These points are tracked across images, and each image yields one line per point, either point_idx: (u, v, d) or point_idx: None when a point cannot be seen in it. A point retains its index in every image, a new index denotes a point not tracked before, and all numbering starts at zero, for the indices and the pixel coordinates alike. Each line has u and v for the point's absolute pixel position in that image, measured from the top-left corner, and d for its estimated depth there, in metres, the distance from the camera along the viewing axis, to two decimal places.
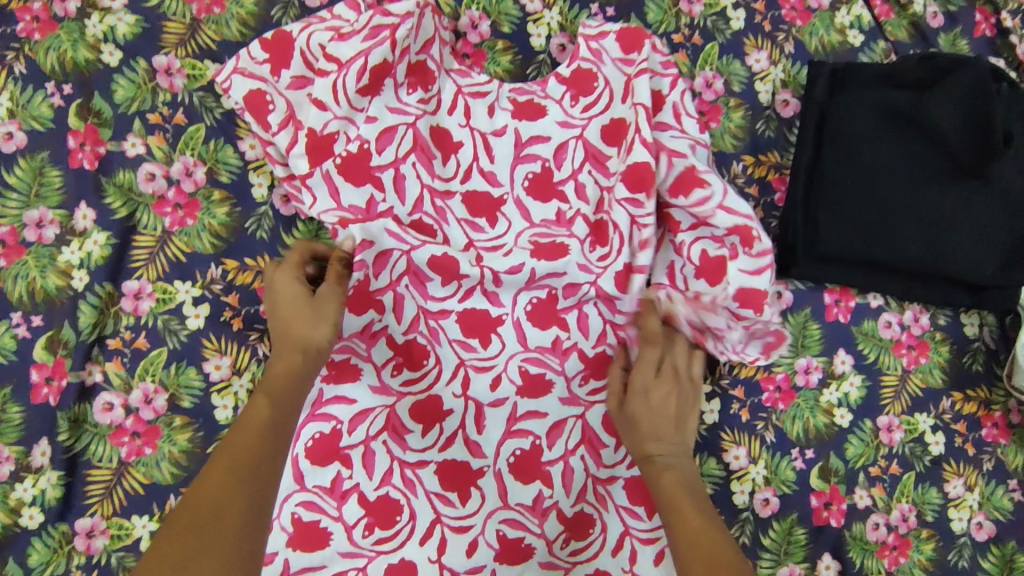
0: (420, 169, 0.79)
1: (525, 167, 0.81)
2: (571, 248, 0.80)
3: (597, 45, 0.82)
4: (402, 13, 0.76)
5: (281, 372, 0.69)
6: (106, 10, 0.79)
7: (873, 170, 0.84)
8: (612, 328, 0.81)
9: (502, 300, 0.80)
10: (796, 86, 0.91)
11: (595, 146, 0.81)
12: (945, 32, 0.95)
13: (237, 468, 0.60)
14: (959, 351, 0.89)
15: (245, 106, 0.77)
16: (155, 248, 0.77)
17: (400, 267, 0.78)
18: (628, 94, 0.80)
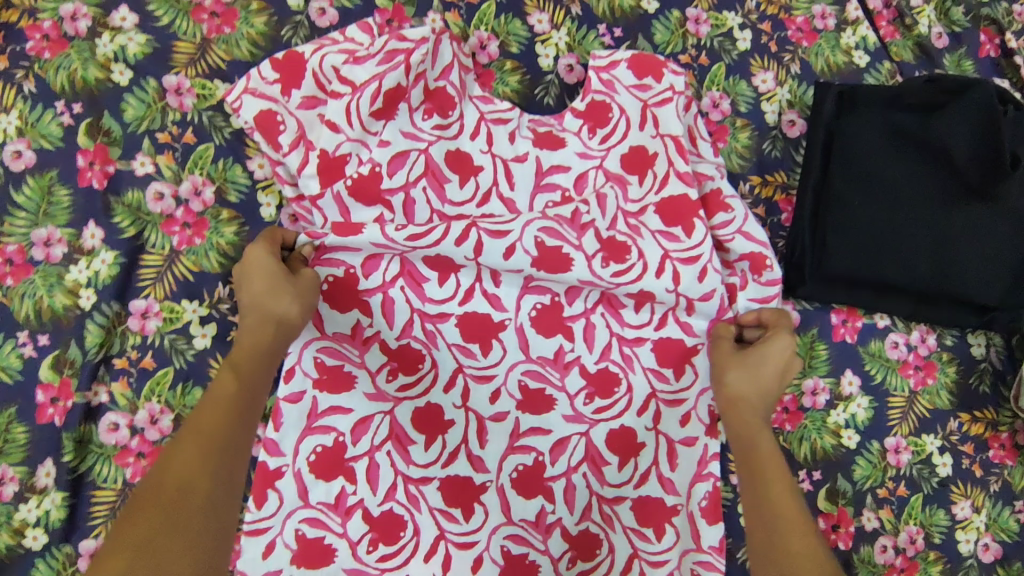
0: (431, 194, 0.79)
1: (545, 196, 0.81)
2: (575, 260, 0.79)
3: (609, 75, 0.83)
4: (418, 39, 0.78)
5: (249, 347, 0.67)
6: (116, 29, 0.80)
7: (880, 192, 0.85)
8: (618, 341, 0.80)
9: (505, 304, 0.79)
10: (802, 107, 0.91)
11: (616, 172, 0.81)
12: (950, 53, 0.96)
13: (208, 444, 0.60)
14: (966, 372, 0.89)
15: (254, 126, 0.78)
16: (163, 268, 0.77)
17: (395, 269, 0.78)
18: (647, 122, 0.81)
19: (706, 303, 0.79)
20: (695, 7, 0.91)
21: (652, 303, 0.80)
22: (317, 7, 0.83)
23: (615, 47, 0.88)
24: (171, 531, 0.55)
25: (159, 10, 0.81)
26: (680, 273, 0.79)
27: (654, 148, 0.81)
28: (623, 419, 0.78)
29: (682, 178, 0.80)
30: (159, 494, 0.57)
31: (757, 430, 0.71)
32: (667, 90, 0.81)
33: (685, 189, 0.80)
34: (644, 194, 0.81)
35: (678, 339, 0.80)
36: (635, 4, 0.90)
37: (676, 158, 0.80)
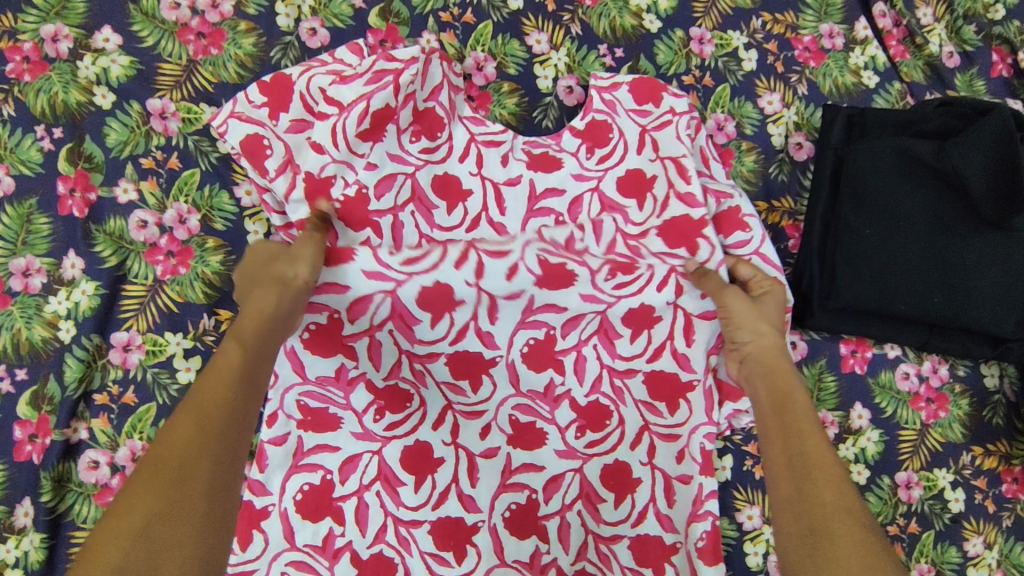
0: (419, 219, 0.76)
1: (538, 221, 0.78)
2: (579, 276, 0.74)
3: (611, 96, 0.80)
4: (407, 59, 0.75)
5: (257, 312, 0.58)
6: (99, 51, 0.77)
7: (891, 220, 0.81)
8: (608, 373, 0.77)
9: (497, 341, 0.76)
10: (810, 129, 0.89)
11: (612, 196, 0.78)
12: (961, 72, 0.94)
13: (208, 414, 0.48)
14: (979, 404, 0.86)
15: (241, 150, 0.74)
16: (145, 298, 0.74)
17: (384, 312, 0.74)
18: (646, 146, 0.78)
19: (707, 322, 0.74)
20: (699, 26, 0.88)
21: (651, 329, 0.76)
22: (308, 27, 0.80)
23: (617, 68, 0.86)
24: (172, 519, 0.42)
25: (144, 31, 0.78)
26: (685, 288, 0.74)
27: (652, 171, 0.77)
28: (618, 453, 0.75)
29: (683, 200, 0.76)
30: (156, 469, 0.44)
31: (784, 376, 0.65)
32: (667, 113, 0.79)
33: (687, 211, 0.75)
34: (646, 219, 0.77)
35: (671, 372, 0.76)
36: (636, 23, 0.87)
37: (676, 180, 0.76)
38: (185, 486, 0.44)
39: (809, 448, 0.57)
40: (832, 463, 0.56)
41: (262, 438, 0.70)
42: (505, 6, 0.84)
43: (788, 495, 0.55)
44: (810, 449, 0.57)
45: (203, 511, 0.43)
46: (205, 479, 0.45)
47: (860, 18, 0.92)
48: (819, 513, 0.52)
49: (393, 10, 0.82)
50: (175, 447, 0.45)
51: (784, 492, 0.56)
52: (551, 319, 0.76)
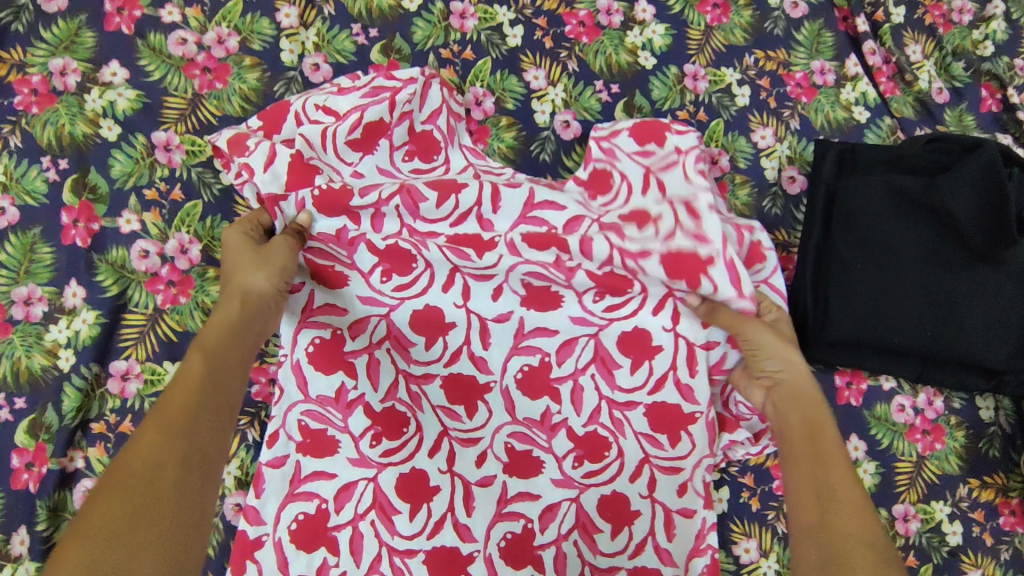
0: (404, 212, 0.76)
1: (528, 227, 0.78)
2: (565, 298, 0.78)
3: (610, 145, 0.82)
4: (406, 79, 0.78)
5: (219, 323, 0.62)
6: (106, 85, 0.79)
7: (885, 253, 0.82)
8: (608, 405, 0.77)
9: (490, 366, 0.78)
10: (802, 163, 0.90)
11: (612, 222, 0.78)
12: (951, 108, 0.96)
13: (170, 427, 0.53)
14: (975, 436, 0.86)
15: (227, 148, 0.76)
16: (145, 327, 0.74)
17: (381, 332, 0.77)
18: (650, 189, 0.80)
19: (706, 351, 0.77)
20: (692, 63, 0.90)
21: (652, 360, 0.77)
22: (311, 63, 0.82)
23: (612, 103, 0.87)
24: (138, 523, 0.46)
25: (151, 65, 0.80)
26: (681, 314, 0.77)
27: (658, 209, 0.78)
28: (615, 484, 0.75)
29: (692, 236, 0.75)
30: (123, 479, 0.49)
31: (806, 397, 0.67)
32: (672, 153, 0.80)
33: (694, 246, 0.75)
34: (645, 240, 0.76)
35: (674, 405, 0.76)
36: (632, 60, 0.89)
37: (685, 218, 0.76)
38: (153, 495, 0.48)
39: (828, 471, 0.60)
40: (850, 488, 0.59)
41: (261, 460, 0.71)
42: (504, 44, 0.87)
43: (808, 518, 0.58)
44: (827, 472, 0.60)
45: (165, 514, 0.48)
46: (168, 486, 0.49)
47: (850, 55, 0.95)
48: (845, 539, 0.55)
49: (394, 46, 0.84)
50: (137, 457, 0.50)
51: (807, 518, 0.58)
52: (544, 345, 0.78)
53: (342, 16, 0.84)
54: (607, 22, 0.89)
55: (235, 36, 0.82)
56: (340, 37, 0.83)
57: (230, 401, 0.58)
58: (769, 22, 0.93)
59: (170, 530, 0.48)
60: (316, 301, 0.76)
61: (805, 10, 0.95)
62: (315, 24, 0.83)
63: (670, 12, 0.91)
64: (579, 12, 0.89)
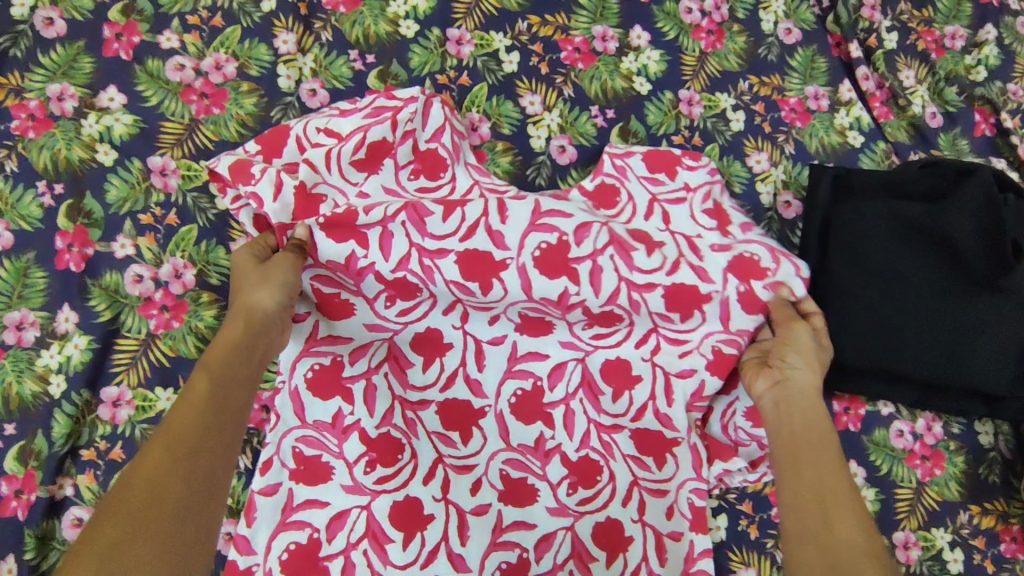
0: (410, 229, 0.75)
1: (539, 236, 0.76)
2: (557, 325, 0.78)
3: (622, 162, 0.83)
4: (406, 98, 0.79)
5: (225, 341, 0.62)
6: (103, 110, 0.79)
7: (883, 280, 0.81)
8: (596, 428, 0.77)
9: (485, 390, 0.77)
10: (797, 188, 0.90)
11: (623, 235, 0.77)
12: (945, 132, 0.96)
13: (175, 449, 0.52)
14: (974, 462, 0.85)
15: (229, 175, 0.76)
16: (137, 353, 0.74)
17: (380, 355, 0.77)
18: (654, 215, 0.81)
19: (684, 380, 0.77)
20: (687, 88, 0.91)
21: (631, 391, 0.78)
22: (308, 88, 0.83)
23: (608, 129, 0.88)
24: (128, 550, 0.46)
25: (149, 91, 0.80)
26: (661, 349, 0.78)
27: (659, 235, 0.78)
28: (609, 510, 0.74)
29: (695, 271, 0.76)
30: (122, 501, 0.48)
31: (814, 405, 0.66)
32: (680, 188, 0.82)
33: (696, 281, 0.76)
34: (652, 271, 0.76)
35: (655, 431, 0.77)
36: (627, 85, 0.89)
37: (688, 251, 0.77)
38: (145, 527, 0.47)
39: (825, 485, 0.58)
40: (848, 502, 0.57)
41: (253, 487, 0.70)
42: (500, 70, 0.87)
43: (804, 541, 0.55)
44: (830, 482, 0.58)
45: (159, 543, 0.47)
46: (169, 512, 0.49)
47: (844, 81, 0.95)
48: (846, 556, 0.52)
49: (391, 72, 0.85)
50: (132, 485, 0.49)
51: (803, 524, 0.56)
52: (536, 369, 0.78)
53: (339, 42, 0.85)
54: (602, 49, 0.90)
55: (233, 62, 0.82)
56: (337, 63, 0.84)
57: (235, 422, 0.57)
58: (763, 48, 0.94)
59: (162, 557, 0.47)
60: (321, 331, 0.76)
61: (799, 37, 0.96)
62: (312, 51, 0.84)
63: (665, 38, 0.92)
64: (574, 38, 0.90)
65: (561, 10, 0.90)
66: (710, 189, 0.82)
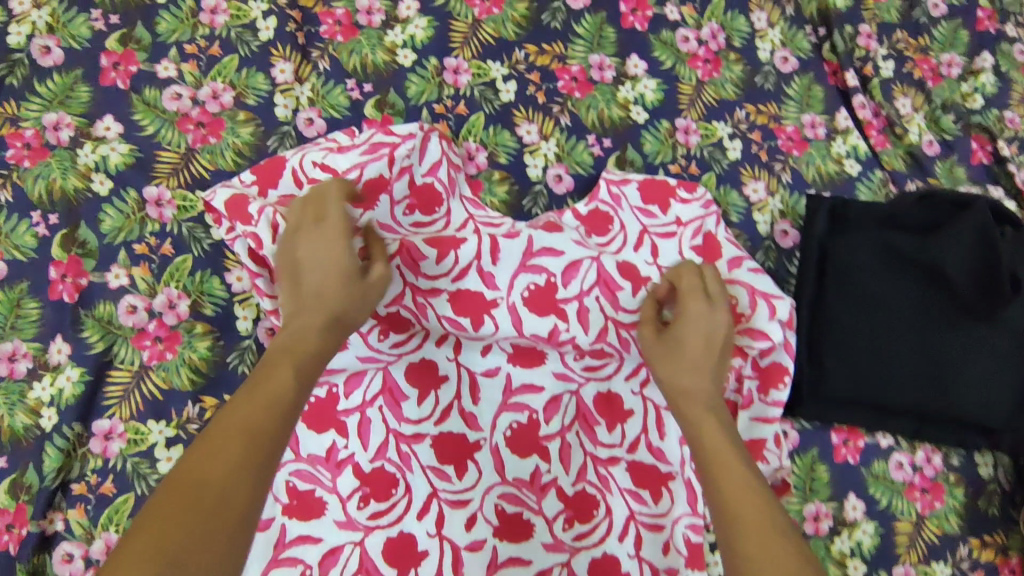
0: (405, 271, 0.78)
1: (529, 276, 0.79)
2: (549, 355, 0.80)
3: (619, 190, 0.84)
4: (405, 134, 0.80)
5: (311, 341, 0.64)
6: (99, 139, 0.79)
7: (877, 312, 0.81)
8: (593, 462, 0.77)
9: (480, 423, 0.77)
10: (795, 216, 0.90)
11: (610, 274, 0.79)
12: (942, 160, 0.96)
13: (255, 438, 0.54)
14: (973, 493, 0.84)
15: (226, 210, 0.76)
16: (130, 385, 0.73)
17: (376, 387, 0.76)
18: (644, 246, 0.82)
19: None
20: (684, 117, 0.91)
21: (624, 424, 0.78)
22: (305, 117, 0.83)
23: (605, 157, 0.88)
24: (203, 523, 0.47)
25: (145, 120, 0.80)
26: (651, 381, 0.79)
27: (648, 273, 0.80)
28: (606, 546, 0.73)
29: None
30: (201, 477, 0.50)
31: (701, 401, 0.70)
32: (672, 222, 0.83)
33: None
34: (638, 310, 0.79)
35: (650, 465, 0.76)
36: (623, 114, 0.89)
37: None
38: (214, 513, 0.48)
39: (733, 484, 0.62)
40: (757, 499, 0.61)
41: None
42: (497, 99, 0.87)
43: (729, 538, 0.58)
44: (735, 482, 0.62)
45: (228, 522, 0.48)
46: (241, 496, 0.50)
47: (841, 109, 0.95)
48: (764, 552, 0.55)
49: (388, 101, 0.85)
50: (200, 453, 0.52)
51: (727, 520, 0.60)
52: (532, 402, 0.78)
53: (337, 71, 0.85)
54: (599, 77, 0.90)
55: (230, 91, 0.82)
56: (334, 91, 0.84)
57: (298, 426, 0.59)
58: (759, 76, 0.94)
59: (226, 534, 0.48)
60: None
61: (795, 65, 0.96)
62: (309, 80, 0.84)
63: (662, 67, 0.92)
64: (571, 67, 0.90)
65: (558, 39, 0.90)
66: (702, 224, 0.83)
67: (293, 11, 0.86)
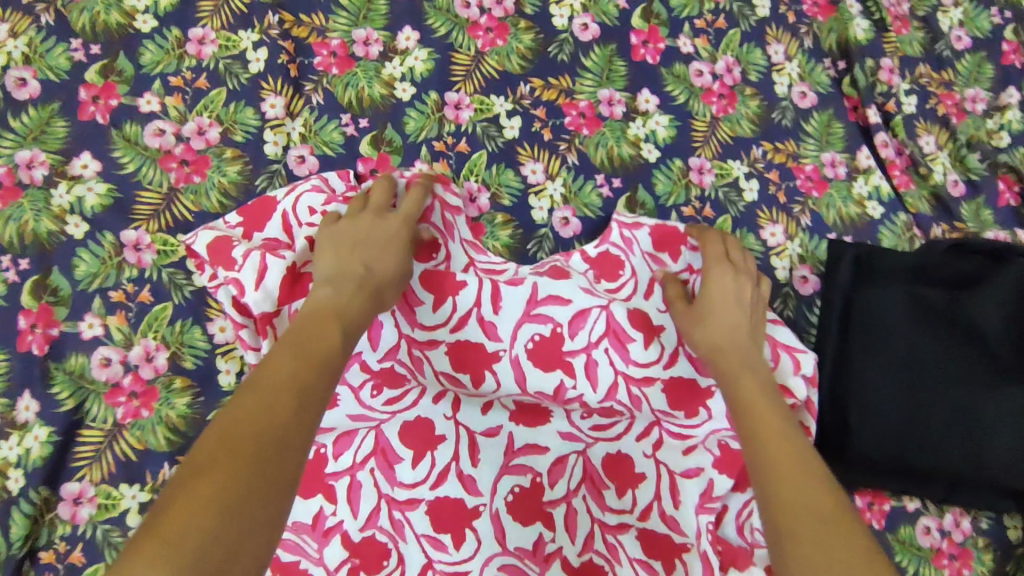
0: (400, 318, 0.75)
1: (533, 327, 0.76)
2: (554, 413, 0.75)
3: (631, 234, 0.79)
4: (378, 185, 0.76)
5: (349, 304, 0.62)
6: (75, 178, 0.74)
7: (907, 371, 0.76)
8: (600, 529, 0.71)
9: (480, 487, 0.71)
10: (814, 262, 0.85)
11: (620, 324, 0.76)
12: (967, 201, 0.91)
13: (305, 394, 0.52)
14: (1006, 561, 0.79)
15: (207, 254, 0.71)
16: (102, 445, 0.68)
17: (367, 447, 0.71)
18: (655, 293, 0.78)
19: (690, 481, 0.73)
20: (697, 155, 0.86)
21: (636, 489, 0.73)
22: (296, 155, 0.78)
23: (614, 199, 0.83)
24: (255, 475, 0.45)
25: (126, 157, 0.75)
26: (664, 444, 0.74)
27: (659, 321, 0.77)
28: None
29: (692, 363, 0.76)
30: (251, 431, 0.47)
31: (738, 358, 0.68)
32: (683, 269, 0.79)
33: (694, 374, 0.76)
34: (649, 363, 0.76)
35: (662, 535, 0.71)
36: (634, 152, 0.85)
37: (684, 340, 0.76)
38: (265, 481, 0.45)
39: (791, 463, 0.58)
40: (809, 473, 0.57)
41: None
42: (500, 136, 0.82)
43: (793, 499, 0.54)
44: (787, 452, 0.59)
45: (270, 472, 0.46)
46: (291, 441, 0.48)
47: (862, 147, 0.91)
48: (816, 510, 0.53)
49: (385, 138, 0.80)
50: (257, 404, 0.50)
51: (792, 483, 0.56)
52: (535, 464, 0.73)
53: (331, 106, 0.80)
54: (608, 113, 0.85)
55: (216, 127, 0.77)
56: (328, 127, 0.79)
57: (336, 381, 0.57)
58: (777, 112, 0.90)
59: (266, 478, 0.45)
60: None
61: (814, 100, 0.91)
62: (302, 115, 0.79)
63: (675, 102, 0.87)
64: (579, 102, 0.85)
65: (565, 72, 0.86)
66: None
67: (286, 41, 0.81)
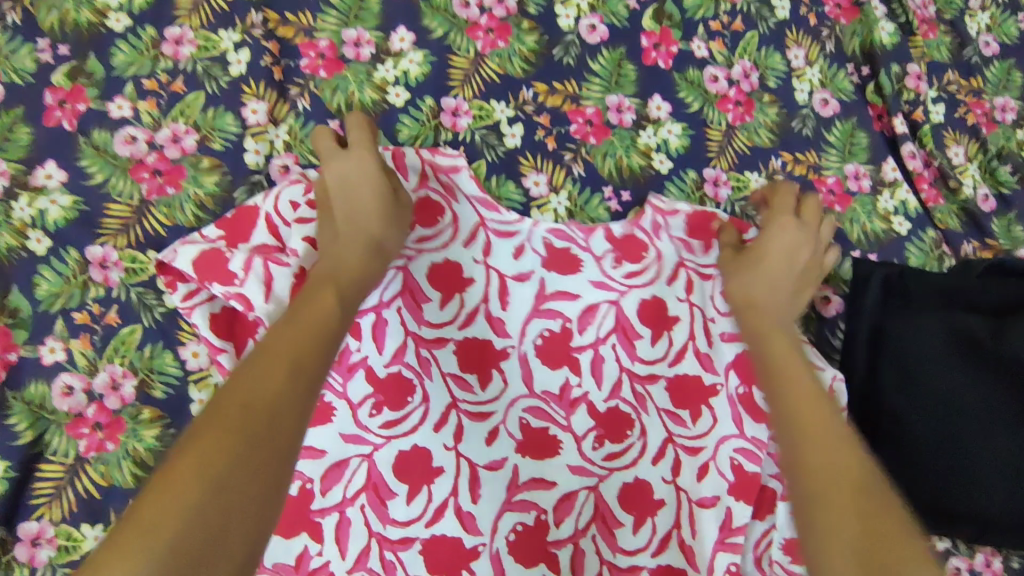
0: (407, 316, 0.69)
1: (541, 322, 0.71)
2: (563, 444, 0.69)
3: (664, 220, 0.75)
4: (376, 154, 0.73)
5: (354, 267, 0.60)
6: (39, 189, 0.68)
7: (944, 408, 0.70)
8: (610, 571, 0.66)
9: (479, 525, 0.65)
10: (839, 282, 0.79)
11: (629, 318, 0.72)
12: (998, 216, 0.85)
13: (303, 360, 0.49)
14: None
15: (194, 271, 0.65)
16: (63, 481, 0.62)
17: (358, 481, 0.65)
18: (678, 281, 0.74)
19: (707, 511, 0.68)
20: (713, 167, 0.80)
21: (654, 518, 0.67)
22: (280, 164, 0.72)
23: (623, 213, 0.77)
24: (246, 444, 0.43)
25: (94, 167, 0.69)
26: (681, 464, 0.69)
27: (676, 311, 0.72)
28: None
29: (701, 359, 0.71)
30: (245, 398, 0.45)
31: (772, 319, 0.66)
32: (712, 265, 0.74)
33: (700, 372, 0.71)
34: (655, 361, 0.71)
35: (681, 568, 0.67)
36: (645, 163, 0.79)
37: (700, 337, 0.72)
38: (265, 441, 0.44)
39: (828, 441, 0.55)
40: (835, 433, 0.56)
41: None
42: (501, 145, 0.77)
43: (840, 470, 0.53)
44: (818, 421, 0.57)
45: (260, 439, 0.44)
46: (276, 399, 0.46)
47: (888, 158, 0.85)
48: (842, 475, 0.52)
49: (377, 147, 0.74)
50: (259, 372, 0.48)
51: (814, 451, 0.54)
52: (540, 500, 0.67)
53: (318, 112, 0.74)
54: (617, 121, 0.79)
55: (193, 134, 0.71)
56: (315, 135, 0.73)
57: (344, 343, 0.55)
58: (797, 120, 0.84)
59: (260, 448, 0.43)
60: None
61: (837, 108, 0.85)
62: (286, 121, 0.73)
63: (688, 110, 0.81)
64: (586, 109, 0.79)
65: (570, 77, 0.80)
66: None
67: (270, 42, 0.75)
